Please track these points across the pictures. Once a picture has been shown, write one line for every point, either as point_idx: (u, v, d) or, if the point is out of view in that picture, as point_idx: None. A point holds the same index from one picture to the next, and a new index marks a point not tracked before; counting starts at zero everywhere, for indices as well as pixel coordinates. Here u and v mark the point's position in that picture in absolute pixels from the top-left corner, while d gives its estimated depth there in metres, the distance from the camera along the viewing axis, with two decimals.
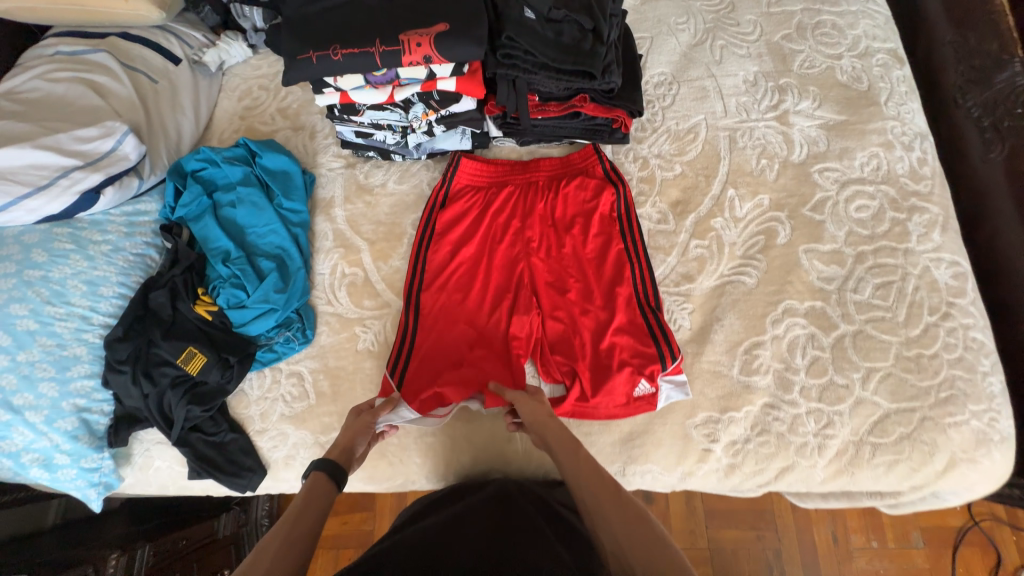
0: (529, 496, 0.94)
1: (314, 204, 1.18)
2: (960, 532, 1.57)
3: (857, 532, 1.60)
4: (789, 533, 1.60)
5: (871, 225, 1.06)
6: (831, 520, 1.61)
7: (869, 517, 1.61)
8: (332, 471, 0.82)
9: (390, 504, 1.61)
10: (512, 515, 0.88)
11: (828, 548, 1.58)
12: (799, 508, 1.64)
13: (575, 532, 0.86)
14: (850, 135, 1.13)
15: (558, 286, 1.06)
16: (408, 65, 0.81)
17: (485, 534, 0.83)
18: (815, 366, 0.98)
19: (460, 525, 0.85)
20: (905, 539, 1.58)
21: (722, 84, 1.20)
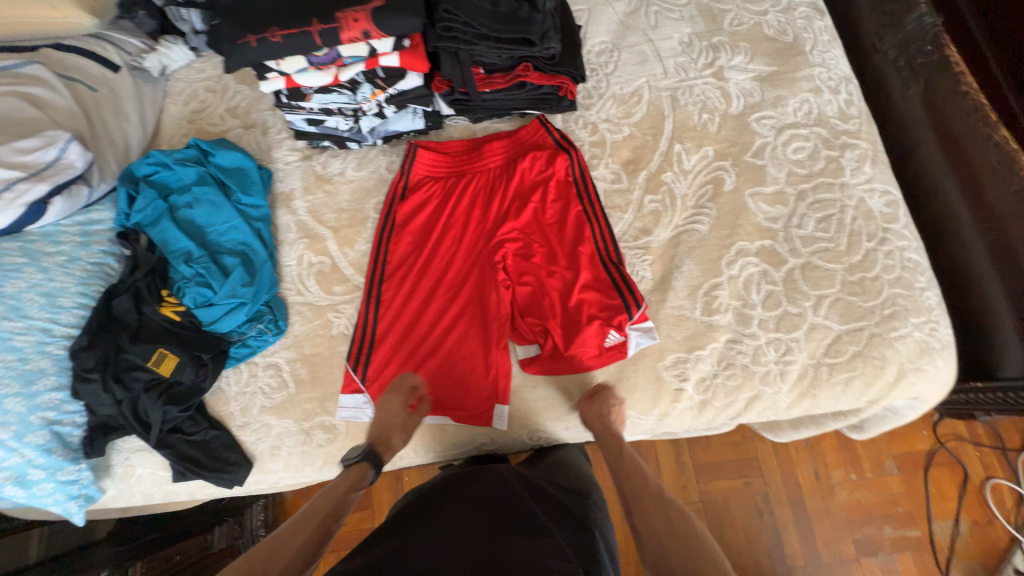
0: (525, 486, 0.94)
1: (274, 199, 1.18)
2: (929, 453, 1.68)
3: (837, 467, 1.68)
4: (775, 477, 1.68)
5: (808, 164, 1.13)
6: (812, 459, 1.69)
7: (845, 451, 1.69)
8: (372, 463, 0.92)
9: (387, 503, 1.59)
10: (510, 507, 0.87)
11: (811, 486, 1.67)
12: (782, 452, 1.71)
13: (569, 518, 0.88)
14: (781, 84, 1.20)
15: (523, 254, 1.08)
16: (348, 43, 0.82)
17: (489, 523, 0.82)
18: (770, 299, 1.04)
19: (462, 516, 0.84)
20: (880, 468, 1.67)
21: (660, 48, 1.26)
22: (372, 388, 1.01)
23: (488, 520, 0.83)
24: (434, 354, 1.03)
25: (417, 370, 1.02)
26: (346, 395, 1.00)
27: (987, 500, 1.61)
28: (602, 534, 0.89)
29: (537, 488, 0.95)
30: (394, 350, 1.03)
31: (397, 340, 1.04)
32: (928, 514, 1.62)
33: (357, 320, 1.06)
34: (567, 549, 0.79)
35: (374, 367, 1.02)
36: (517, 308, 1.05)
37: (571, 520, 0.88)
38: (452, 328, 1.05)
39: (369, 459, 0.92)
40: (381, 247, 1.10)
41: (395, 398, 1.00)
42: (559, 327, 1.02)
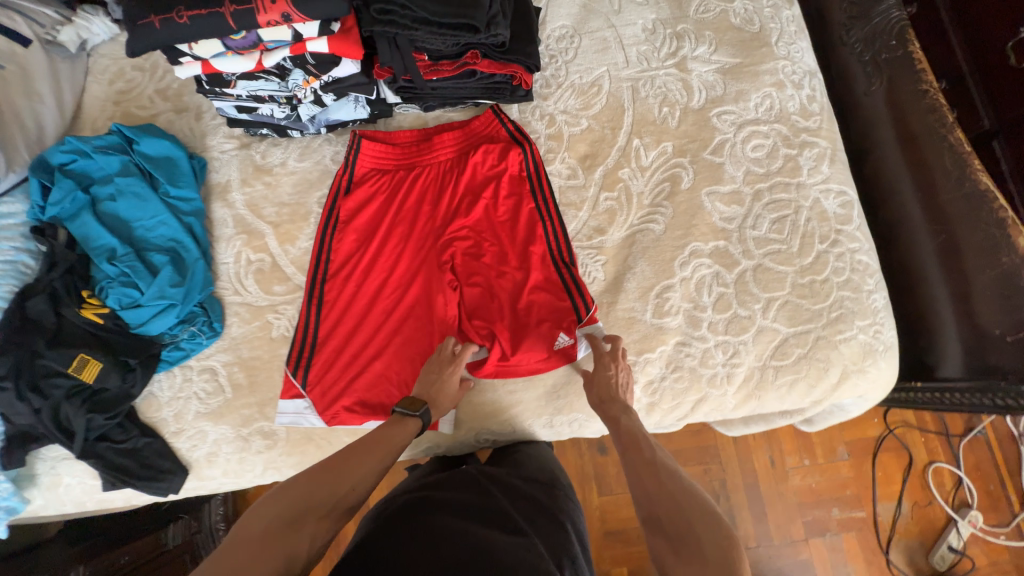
0: (501, 486, 0.91)
1: (209, 190, 1.10)
2: (878, 439, 1.73)
3: (791, 453, 1.73)
4: (732, 464, 1.72)
5: (766, 162, 1.10)
6: (768, 446, 1.73)
7: (801, 439, 1.74)
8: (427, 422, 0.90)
9: (354, 529, 1.45)
10: (489, 507, 0.83)
11: (766, 471, 1.71)
12: (740, 439, 1.75)
13: (544, 515, 0.87)
14: (744, 77, 1.16)
15: (473, 253, 1.04)
16: (267, 26, 0.75)
17: (468, 518, 0.78)
18: (721, 302, 1.03)
19: (440, 514, 0.77)
20: (832, 454, 1.73)
21: (622, 34, 1.20)
22: (312, 393, 0.97)
23: (466, 516, 0.78)
24: (379, 356, 0.99)
25: (361, 373, 0.98)
26: (285, 400, 0.96)
27: (928, 482, 1.69)
28: (569, 519, 0.90)
29: (512, 486, 0.91)
30: (338, 353, 0.99)
31: (341, 341, 1.00)
32: (874, 497, 1.69)
33: (298, 323, 1.01)
34: (542, 549, 0.78)
35: (315, 371, 0.98)
36: (467, 308, 1.02)
37: (541, 514, 0.87)
38: (398, 330, 1.01)
39: (426, 419, 0.89)
40: (324, 245, 1.05)
41: (337, 403, 0.96)
42: (508, 329, 0.99)
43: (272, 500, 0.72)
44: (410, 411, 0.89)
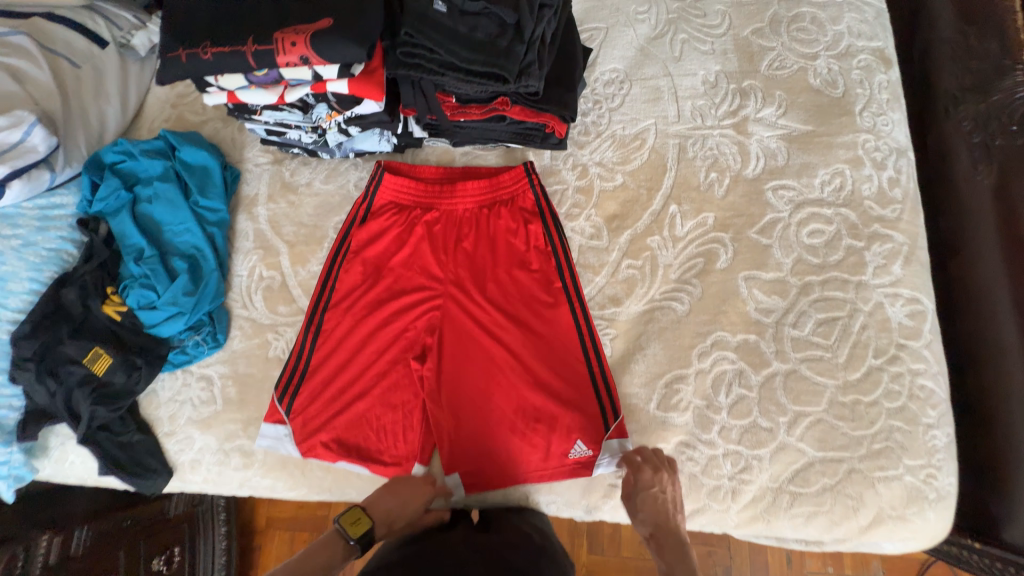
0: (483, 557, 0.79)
1: (238, 201, 1.14)
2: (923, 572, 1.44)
3: (813, 556, 1.49)
4: (741, 552, 1.50)
5: (823, 252, 0.95)
6: None
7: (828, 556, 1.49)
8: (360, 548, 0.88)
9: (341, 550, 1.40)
10: None
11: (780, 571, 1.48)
12: None
13: None
14: (814, 149, 1.01)
15: (486, 320, 0.99)
16: (286, 66, 0.74)
17: None
18: (739, 407, 0.90)
19: None
20: (863, 567, 1.47)
21: (678, 85, 1.08)
22: (294, 419, 0.97)
23: None
24: (364, 401, 0.97)
25: (343, 412, 0.97)
26: (267, 424, 0.97)
27: None
28: None
29: (495, 559, 0.79)
30: (325, 386, 0.98)
31: (332, 376, 0.99)
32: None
33: (293, 347, 1.01)
34: None
35: (300, 398, 0.98)
36: (465, 379, 0.97)
37: None
38: (390, 379, 0.98)
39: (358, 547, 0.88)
40: (335, 275, 1.04)
41: (315, 437, 0.96)
42: (507, 416, 0.94)
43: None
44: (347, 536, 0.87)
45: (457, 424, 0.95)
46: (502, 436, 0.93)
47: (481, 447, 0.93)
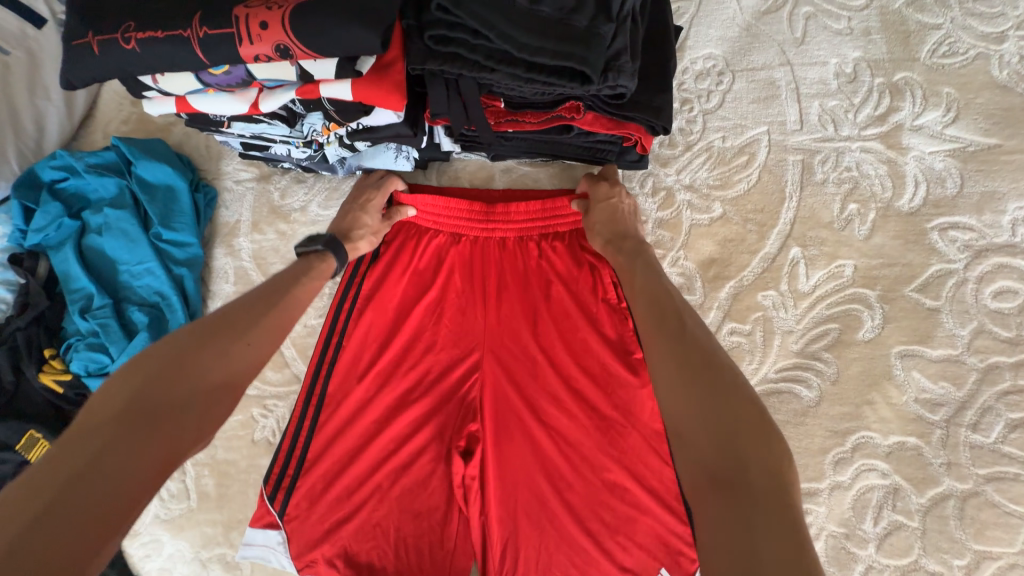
0: None
1: (214, 230, 0.89)
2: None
3: None
4: None
5: (1017, 322, 0.68)
6: None
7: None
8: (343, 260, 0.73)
9: None
10: None
11: None
12: None
13: None
14: (1000, 171, 0.72)
15: (538, 395, 0.74)
16: (256, 62, 0.49)
17: None
18: (894, 541, 0.65)
19: None
20: None
21: (800, 78, 0.79)
22: (288, 526, 0.73)
23: None
24: (380, 501, 0.74)
25: (352, 518, 0.73)
26: (253, 530, 0.74)
27: None
28: None
29: None
30: (328, 482, 0.74)
31: (337, 467, 0.75)
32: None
33: (287, 428, 0.77)
34: None
35: (296, 499, 0.74)
36: (512, 477, 0.73)
37: None
38: (413, 471, 0.74)
39: (337, 253, 0.72)
40: (340, 329, 0.78)
41: (315, 549, 0.73)
42: (566, 527, 0.71)
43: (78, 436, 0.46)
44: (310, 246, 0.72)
45: (501, 537, 0.72)
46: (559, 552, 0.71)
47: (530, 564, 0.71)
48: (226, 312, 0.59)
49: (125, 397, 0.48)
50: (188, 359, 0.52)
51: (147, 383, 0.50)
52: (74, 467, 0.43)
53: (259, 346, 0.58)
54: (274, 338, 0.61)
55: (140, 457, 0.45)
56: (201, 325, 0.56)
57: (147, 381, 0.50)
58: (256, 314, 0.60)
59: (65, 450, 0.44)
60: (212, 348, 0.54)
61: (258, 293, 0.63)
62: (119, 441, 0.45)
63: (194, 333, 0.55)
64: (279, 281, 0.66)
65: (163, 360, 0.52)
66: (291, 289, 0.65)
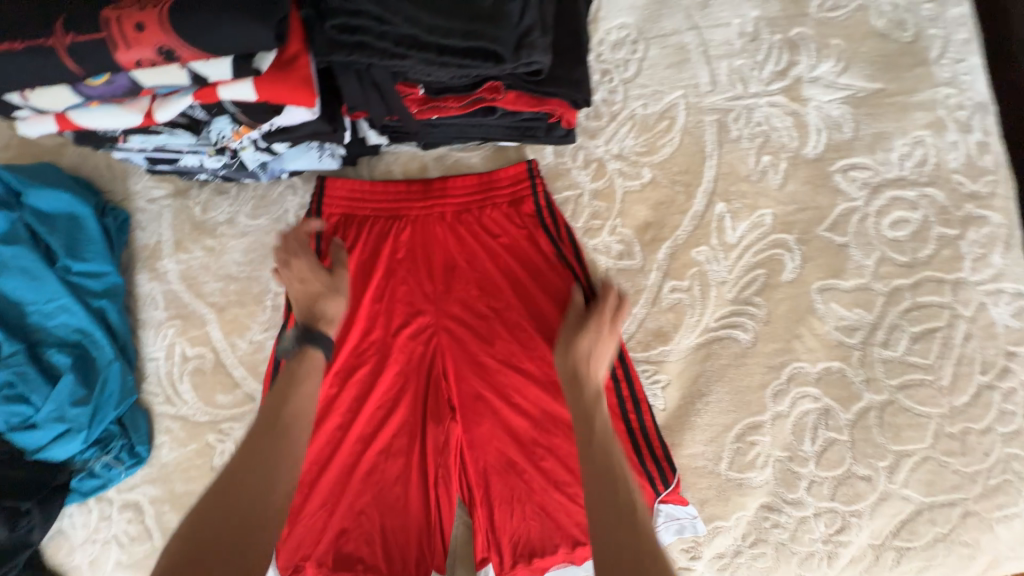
0: None
1: (133, 255, 0.83)
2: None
3: None
4: None
5: (911, 247, 0.76)
6: None
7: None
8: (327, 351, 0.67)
9: None
10: None
11: None
12: None
13: None
14: (886, 113, 0.79)
15: (496, 367, 0.77)
16: (139, 67, 0.45)
17: None
18: (829, 455, 0.73)
19: None
20: None
21: (708, 40, 0.83)
22: None
23: None
24: (360, 493, 0.75)
25: (334, 515, 0.74)
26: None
27: None
28: None
29: None
30: (304, 486, 0.75)
31: (313, 469, 0.75)
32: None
33: None
34: None
35: None
36: (485, 450, 0.75)
37: None
38: (389, 459, 0.76)
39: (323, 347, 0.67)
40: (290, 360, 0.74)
41: (302, 552, 0.73)
42: (539, 484, 0.74)
43: None
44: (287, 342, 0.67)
45: (481, 509, 0.74)
46: (535, 509, 0.74)
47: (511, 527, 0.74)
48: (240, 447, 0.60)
49: None
50: (213, 520, 0.54)
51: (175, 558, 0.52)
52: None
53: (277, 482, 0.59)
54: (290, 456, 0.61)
55: None
56: (220, 479, 0.57)
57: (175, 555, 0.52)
58: (263, 441, 0.60)
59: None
60: (234, 504, 0.55)
61: (263, 416, 0.63)
62: None
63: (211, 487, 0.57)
64: (280, 394, 0.64)
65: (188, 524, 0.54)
66: (289, 396, 0.63)
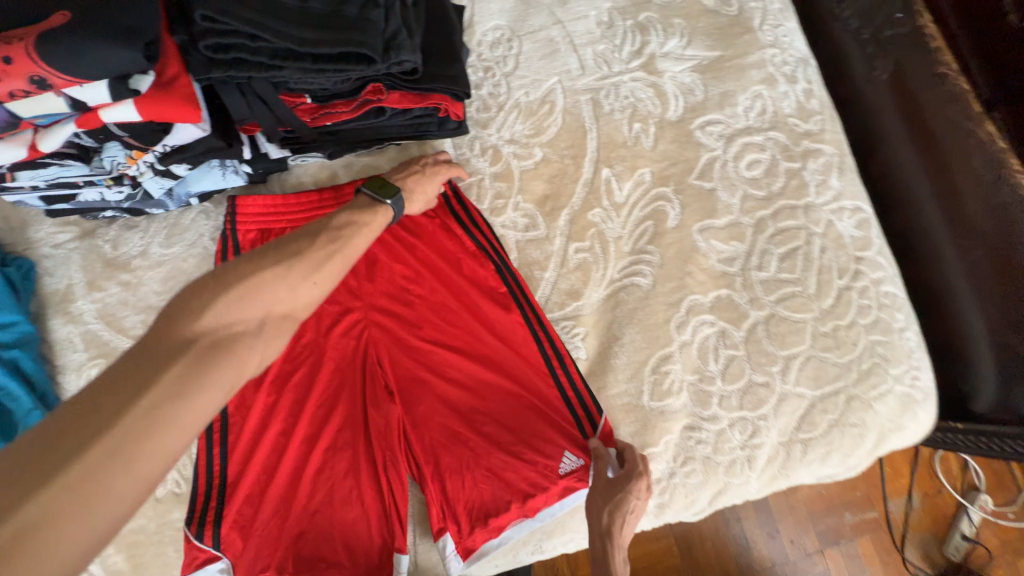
0: None
1: (43, 303, 0.81)
2: (972, 474, 1.34)
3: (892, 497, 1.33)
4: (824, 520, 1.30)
5: (766, 182, 0.89)
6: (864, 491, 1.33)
7: (885, 467, 1.35)
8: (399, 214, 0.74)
9: None
10: None
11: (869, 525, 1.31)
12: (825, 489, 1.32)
13: None
14: (727, 75, 0.93)
15: (426, 346, 0.82)
16: (12, 98, 0.49)
17: None
18: (732, 370, 0.83)
19: None
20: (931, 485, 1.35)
21: (572, 32, 0.94)
22: (227, 553, 0.73)
23: None
24: (313, 492, 0.77)
25: (289, 519, 0.75)
26: (190, 573, 0.73)
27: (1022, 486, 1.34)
28: None
29: None
30: (257, 496, 0.76)
31: (262, 479, 0.77)
32: (988, 550, 1.29)
33: (197, 462, 0.76)
34: None
35: (227, 527, 0.74)
36: (427, 426, 0.79)
37: None
38: (337, 454, 0.79)
39: (398, 209, 0.74)
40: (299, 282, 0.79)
41: (259, 564, 0.73)
42: (482, 447, 0.78)
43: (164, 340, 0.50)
44: (378, 196, 0.73)
45: (432, 482, 0.78)
46: (482, 471, 0.77)
47: (463, 493, 0.77)
48: (288, 242, 0.63)
49: (193, 319, 0.52)
50: (259, 288, 0.56)
51: (215, 321, 0.53)
52: (143, 389, 0.45)
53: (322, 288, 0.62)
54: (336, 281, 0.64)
55: (210, 382, 0.49)
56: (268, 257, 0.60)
57: (210, 321, 0.52)
58: (316, 257, 0.62)
59: (130, 375, 0.46)
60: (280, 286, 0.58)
61: (316, 231, 0.65)
62: (192, 359, 0.49)
63: (258, 262, 0.59)
64: (338, 222, 0.67)
65: (232, 293, 0.55)
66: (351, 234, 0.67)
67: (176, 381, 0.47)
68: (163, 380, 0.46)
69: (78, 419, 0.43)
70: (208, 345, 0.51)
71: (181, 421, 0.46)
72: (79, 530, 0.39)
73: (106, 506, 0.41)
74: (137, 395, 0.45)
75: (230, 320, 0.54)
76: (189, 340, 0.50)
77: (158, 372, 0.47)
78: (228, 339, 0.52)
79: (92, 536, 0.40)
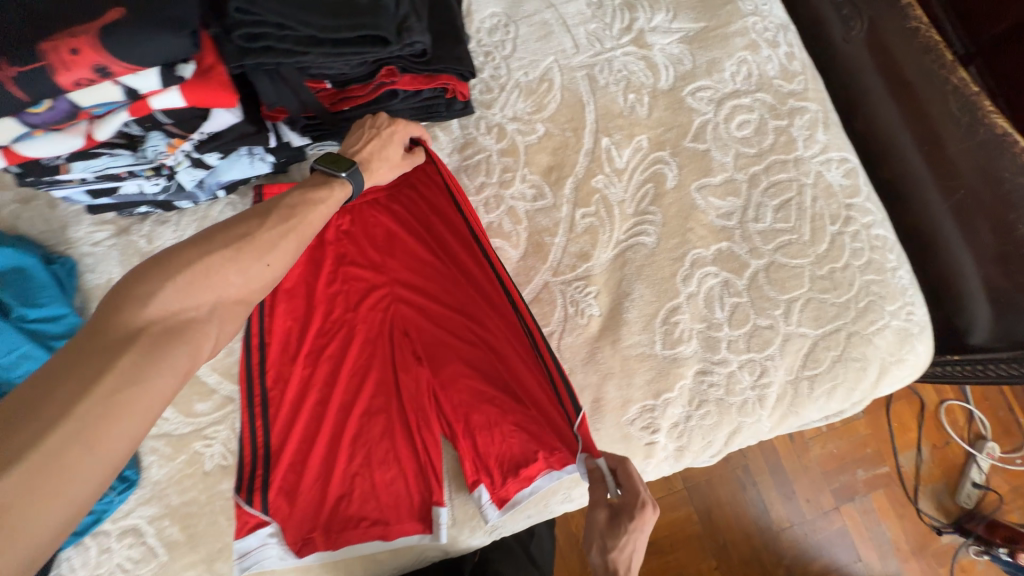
0: None
1: (85, 298, 0.86)
2: (978, 423, 1.40)
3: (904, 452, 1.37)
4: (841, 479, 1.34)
5: (756, 140, 0.95)
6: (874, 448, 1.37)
7: (893, 423, 1.39)
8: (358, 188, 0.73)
9: None
10: None
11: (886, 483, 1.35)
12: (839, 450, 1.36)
13: None
14: (713, 44, 0.99)
15: (446, 314, 0.87)
16: (77, 88, 0.54)
17: None
18: (737, 315, 0.88)
19: None
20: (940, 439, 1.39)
21: (564, 14, 1.00)
22: (276, 517, 0.78)
23: None
24: (353, 456, 0.81)
25: (332, 482, 0.80)
26: (242, 537, 0.76)
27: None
28: None
29: None
30: (301, 463, 0.80)
31: (304, 446, 0.81)
32: (1000, 495, 1.35)
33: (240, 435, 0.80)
34: None
35: (274, 493, 0.78)
36: (455, 386, 0.84)
37: None
38: (373, 419, 0.84)
39: (356, 182, 0.72)
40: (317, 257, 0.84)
41: (308, 525, 0.78)
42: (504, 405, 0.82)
43: (114, 330, 0.51)
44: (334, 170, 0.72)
45: (464, 440, 0.82)
46: (507, 426, 0.81)
47: (491, 448, 0.81)
48: (236, 224, 0.63)
49: (142, 307, 0.53)
50: (206, 273, 0.57)
51: (161, 310, 0.54)
52: (101, 373, 0.48)
53: (275, 269, 0.63)
54: (290, 262, 0.65)
55: (168, 369, 0.51)
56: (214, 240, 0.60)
57: (156, 311, 0.53)
58: (266, 238, 0.63)
59: (79, 369, 0.48)
60: (230, 272, 0.59)
61: (262, 211, 0.65)
62: (144, 348, 0.51)
63: (203, 246, 0.59)
64: (291, 199, 0.67)
65: (179, 279, 0.55)
66: (304, 212, 0.67)
67: (132, 368, 0.49)
68: (114, 369, 0.48)
69: (37, 406, 0.45)
70: (158, 333, 0.52)
71: (140, 407, 0.48)
72: (50, 506, 0.43)
73: (74, 485, 0.44)
74: (92, 383, 0.47)
75: (179, 307, 0.55)
76: (140, 328, 0.52)
77: (109, 363, 0.49)
78: (179, 325, 0.54)
79: (70, 511, 0.44)
